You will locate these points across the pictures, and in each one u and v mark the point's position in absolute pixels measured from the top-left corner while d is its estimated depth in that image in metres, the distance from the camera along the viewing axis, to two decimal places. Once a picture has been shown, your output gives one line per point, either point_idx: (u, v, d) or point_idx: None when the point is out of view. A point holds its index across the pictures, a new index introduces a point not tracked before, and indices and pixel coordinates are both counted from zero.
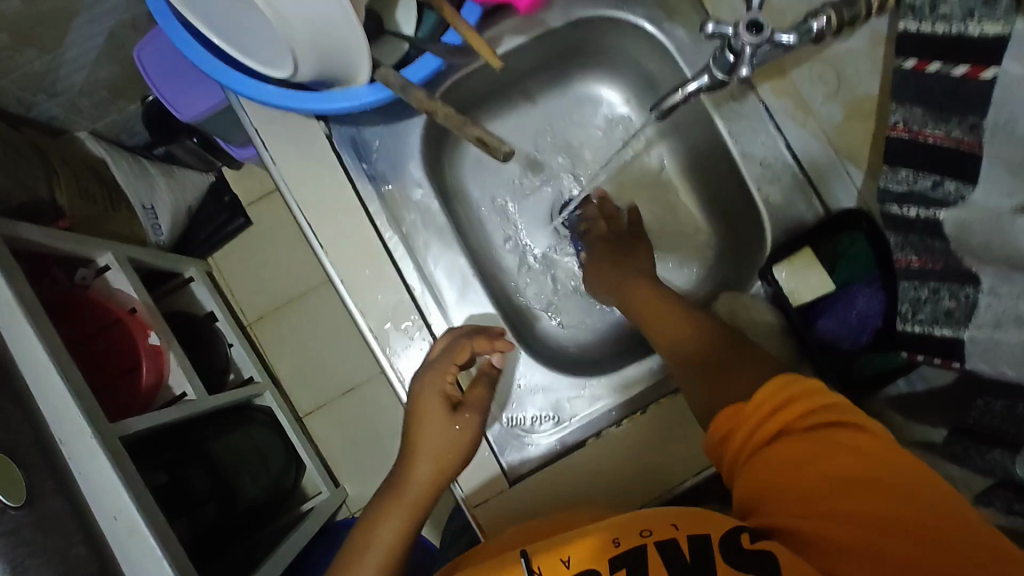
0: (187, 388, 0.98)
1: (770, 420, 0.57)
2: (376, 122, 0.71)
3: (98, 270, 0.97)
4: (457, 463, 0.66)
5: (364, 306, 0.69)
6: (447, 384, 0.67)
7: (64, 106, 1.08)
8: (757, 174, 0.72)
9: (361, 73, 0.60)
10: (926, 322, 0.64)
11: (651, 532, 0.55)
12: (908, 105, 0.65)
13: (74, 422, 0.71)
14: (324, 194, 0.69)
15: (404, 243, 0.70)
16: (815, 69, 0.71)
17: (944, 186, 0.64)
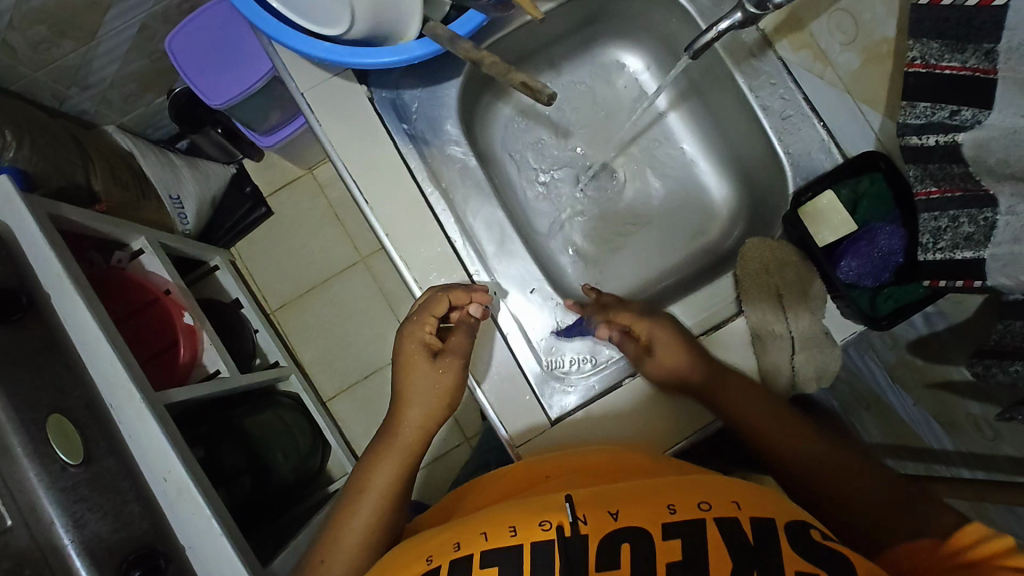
0: (220, 365, 1.01)
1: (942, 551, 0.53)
2: (416, 85, 0.73)
3: (133, 254, 1.00)
4: (444, 404, 0.71)
5: (409, 260, 0.70)
6: (426, 335, 0.71)
7: (94, 100, 1.12)
8: (776, 126, 0.72)
9: (411, 27, 0.62)
10: (947, 248, 0.57)
11: (711, 505, 0.55)
12: (926, 40, 0.57)
13: (122, 388, 0.74)
14: (368, 150, 0.70)
15: (444, 197, 0.72)
16: (835, 18, 0.71)
17: (962, 114, 0.55)
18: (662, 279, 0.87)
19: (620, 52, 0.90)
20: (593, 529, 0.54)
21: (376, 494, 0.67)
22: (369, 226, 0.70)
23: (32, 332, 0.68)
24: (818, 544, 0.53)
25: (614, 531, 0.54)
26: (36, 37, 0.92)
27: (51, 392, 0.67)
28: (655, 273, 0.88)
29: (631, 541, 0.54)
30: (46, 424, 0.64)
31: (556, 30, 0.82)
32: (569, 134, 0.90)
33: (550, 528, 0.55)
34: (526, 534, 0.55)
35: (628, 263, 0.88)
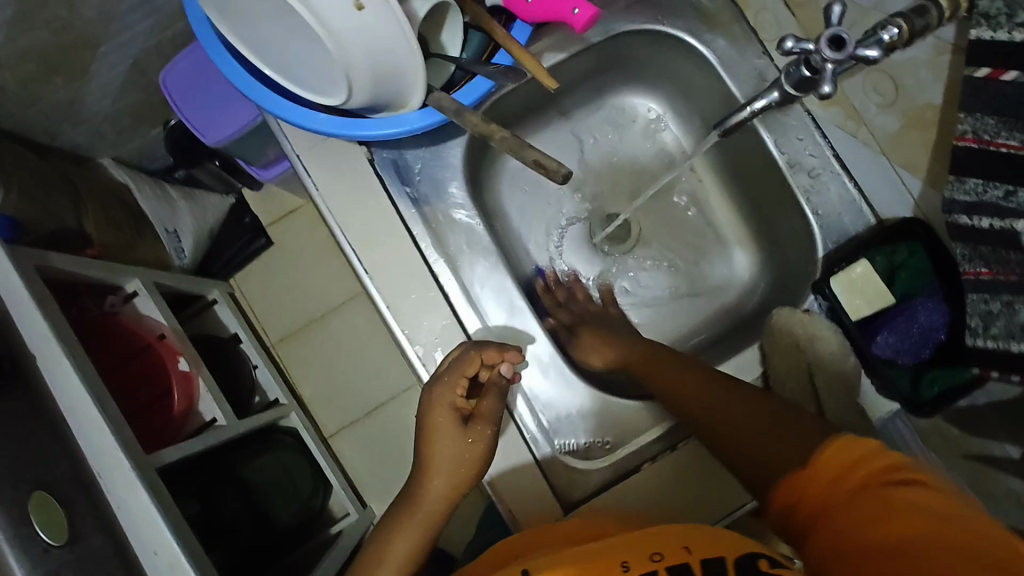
0: (216, 413, 0.97)
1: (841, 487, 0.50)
2: (418, 146, 0.72)
3: (126, 297, 0.96)
4: (471, 476, 0.65)
5: (411, 332, 0.69)
6: (457, 397, 0.66)
7: (88, 134, 1.08)
8: (801, 176, 0.72)
9: (413, 97, 0.57)
10: (999, 336, 0.64)
11: (657, 556, 0.52)
12: (979, 116, 0.65)
13: (110, 454, 0.70)
14: (366, 215, 0.69)
15: (449, 264, 0.71)
16: (873, 78, 0.71)
17: (1017, 196, 0.64)
18: (678, 341, 0.85)
19: (635, 97, 0.87)
20: None
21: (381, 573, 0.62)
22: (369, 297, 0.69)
23: (17, 402, 0.66)
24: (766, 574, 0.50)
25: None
26: (24, 76, 0.88)
27: (30, 466, 0.64)
28: (668, 332, 0.86)
29: None
30: (27, 500, 0.62)
31: (572, 75, 0.79)
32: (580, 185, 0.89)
33: None
34: None
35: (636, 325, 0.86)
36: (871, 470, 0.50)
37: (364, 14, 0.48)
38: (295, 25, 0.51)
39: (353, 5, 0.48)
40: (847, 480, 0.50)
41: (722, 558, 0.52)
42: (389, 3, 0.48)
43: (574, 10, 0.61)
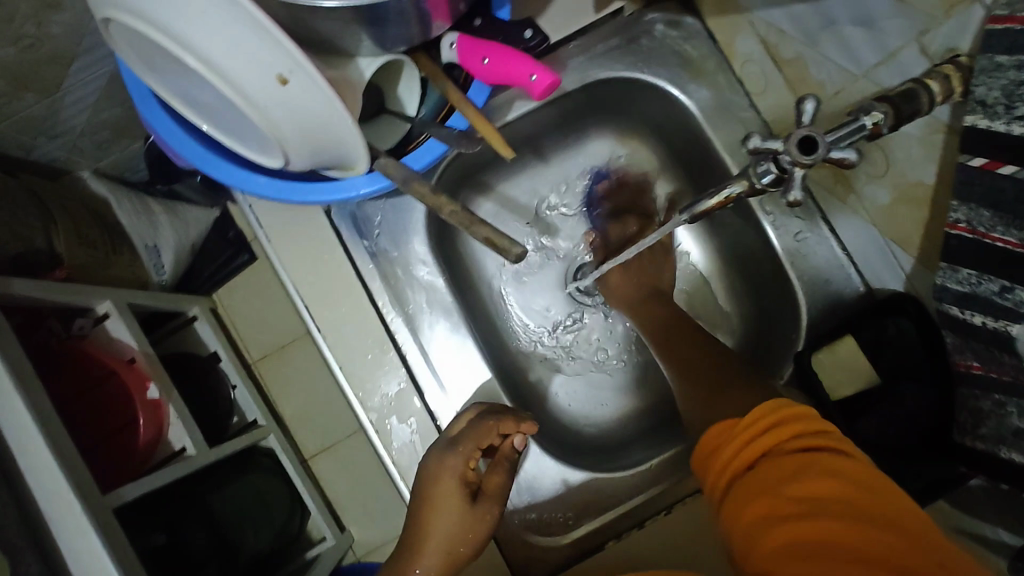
0: (186, 442, 0.93)
1: (758, 441, 0.54)
2: (379, 198, 0.72)
3: (97, 319, 0.93)
4: (466, 556, 0.62)
5: (365, 396, 0.70)
6: (468, 469, 0.64)
7: (65, 148, 1.04)
8: (779, 231, 0.73)
9: (360, 164, 0.51)
10: (990, 439, 0.61)
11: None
12: (974, 207, 0.61)
13: (63, 498, 0.67)
14: (321, 274, 0.70)
15: (408, 324, 0.72)
16: (868, 150, 0.69)
17: (1013, 293, 0.58)
18: (649, 394, 0.84)
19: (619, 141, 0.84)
20: None
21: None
22: (326, 362, 0.70)
23: None
24: None
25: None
26: None
27: None
28: (637, 382, 0.84)
29: None
30: None
31: (551, 119, 0.77)
32: (556, 231, 0.85)
33: None
34: None
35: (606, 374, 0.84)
36: (797, 428, 0.53)
37: (288, 87, 0.42)
38: (215, 92, 0.45)
39: (277, 78, 0.42)
40: (758, 437, 0.54)
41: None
42: (317, 79, 0.42)
43: (531, 76, 0.54)
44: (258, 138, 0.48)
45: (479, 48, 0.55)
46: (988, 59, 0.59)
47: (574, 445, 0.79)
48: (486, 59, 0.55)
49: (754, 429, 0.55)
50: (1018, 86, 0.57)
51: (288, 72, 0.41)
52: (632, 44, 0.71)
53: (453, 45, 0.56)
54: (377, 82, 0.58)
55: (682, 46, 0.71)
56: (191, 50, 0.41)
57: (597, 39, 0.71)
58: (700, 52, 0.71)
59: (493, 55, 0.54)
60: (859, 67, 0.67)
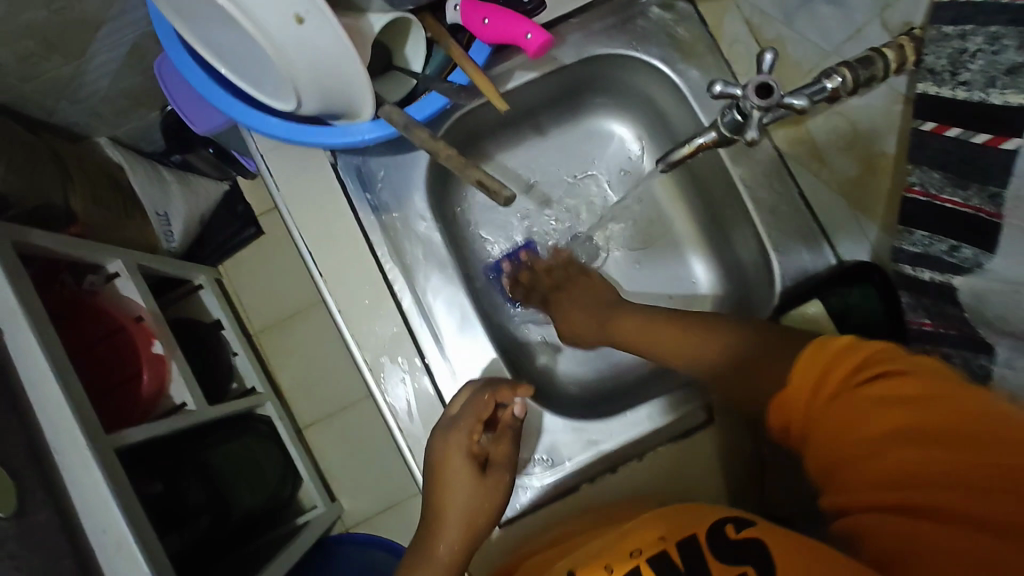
0: (187, 398, 0.97)
1: (830, 382, 0.44)
2: (384, 149, 0.63)
3: (107, 277, 0.96)
4: (489, 522, 0.56)
5: (357, 335, 0.61)
6: (474, 443, 0.57)
7: (85, 113, 1.07)
8: (772, 229, 0.65)
9: (364, 108, 0.53)
10: None
11: (642, 548, 0.51)
12: (925, 169, 0.57)
13: (69, 432, 0.70)
14: (319, 205, 0.62)
15: (404, 273, 0.62)
16: (830, 120, 0.64)
17: (961, 252, 0.55)
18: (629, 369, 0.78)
19: (612, 120, 0.79)
20: None
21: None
22: (320, 298, 0.62)
23: None
24: (734, 542, 0.48)
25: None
26: (24, 53, 0.86)
27: None
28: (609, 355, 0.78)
29: None
30: None
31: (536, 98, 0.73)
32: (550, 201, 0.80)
33: None
34: None
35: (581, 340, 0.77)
36: (865, 357, 0.44)
37: (302, 28, 0.45)
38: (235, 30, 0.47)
39: (295, 18, 0.45)
40: (828, 383, 0.44)
41: (695, 538, 0.50)
42: (331, 18, 0.45)
43: (526, 35, 0.55)
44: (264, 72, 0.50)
45: (480, 9, 0.57)
46: (936, 27, 0.54)
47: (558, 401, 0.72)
48: (486, 19, 0.56)
49: (824, 369, 0.44)
50: (964, 51, 0.53)
51: (306, 13, 0.44)
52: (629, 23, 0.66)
53: (457, 9, 0.58)
54: (386, 42, 0.58)
55: (674, 26, 0.66)
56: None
57: (595, 16, 0.66)
58: (693, 35, 0.65)
59: (494, 16, 0.56)
60: (830, 44, 0.63)
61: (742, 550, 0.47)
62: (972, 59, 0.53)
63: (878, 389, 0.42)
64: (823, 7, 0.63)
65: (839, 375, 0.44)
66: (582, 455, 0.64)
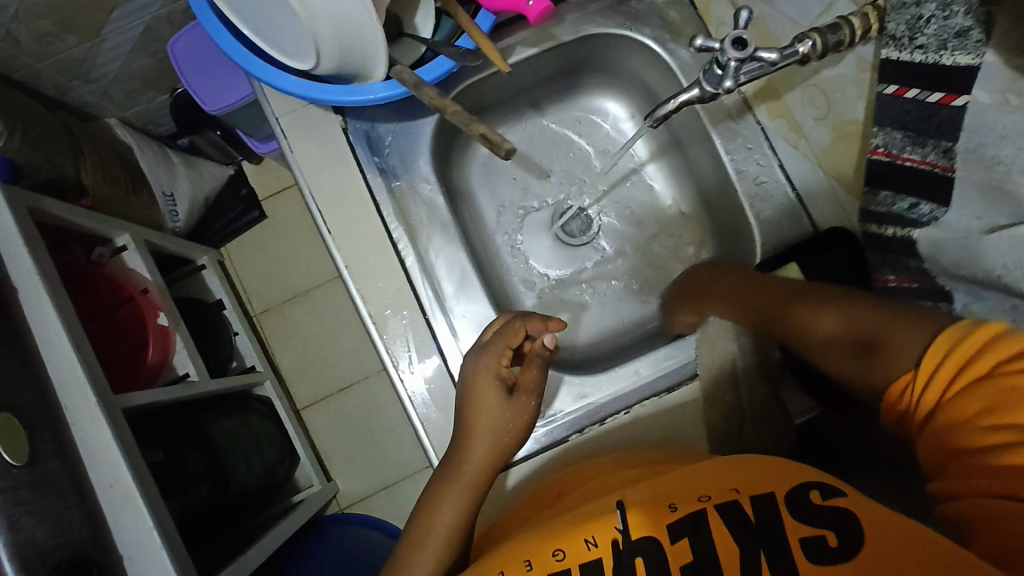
0: (189, 369, 1.00)
1: (968, 371, 0.36)
2: (391, 116, 0.61)
3: (115, 250, 0.99)
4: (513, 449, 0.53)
5: (362, 290, 0.59)
6: (503, 367, 0.54)
7: (96, 93, 1.10)
8: (752, 202, 0.60)
9: (377, 68, 0.48)
10: None
11: (711, 495, 0.41)
12: (889, 128, 0.44)
13: (77, 388, 0.64)
14: (325, 157, 0.60)
15: (409, 233, 0.60)
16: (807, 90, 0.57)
17: (920, 207, 0.43)
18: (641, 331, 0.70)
19: (606, 99, 0.72)
20: (605, 550, 0.41)
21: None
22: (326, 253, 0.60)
23: None
24: (820, 507, 0.38)
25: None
26: (40, 30, 0.89)
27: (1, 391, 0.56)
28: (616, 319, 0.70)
29: (643, 553, 0.40)
30: None
31: (538, 74, 0.68)
32: (546, 175, 0.73)
33: (595, 546, 0.42)
34: (574, 556, 0.42)
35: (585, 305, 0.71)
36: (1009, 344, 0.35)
37: None
38: None
39: None
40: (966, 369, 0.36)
41: (773, 497, 0.40)
42: None
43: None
44: (282, 25, 0.46)
45: None
46: None
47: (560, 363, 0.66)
48: None
49: (962, 355, 0.37)
50: (920, 18, 0.39)
51: None
52: (623, 3, 0.63)
53: None
54: (396, 11, 0.52)
55: (666, 9, 0.62)
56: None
57: None
58: (683, 17, 0.62)
59: None
60: (808, 20, 0.49)
61: (826, 514, 0.38)
62: (924, 24, 0.38)
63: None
64: None
65: (975, 369, 0.36)
66: (573, 407, 0.60)
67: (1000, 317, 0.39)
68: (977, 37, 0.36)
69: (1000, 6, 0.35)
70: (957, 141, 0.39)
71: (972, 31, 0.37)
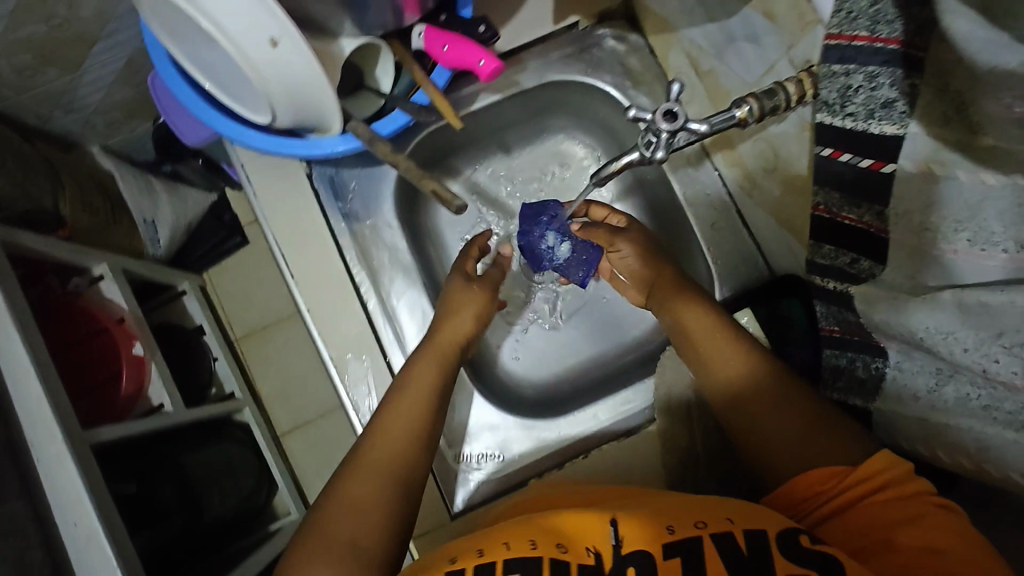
0: (165, 399, 0.95)
1: (865, 496, 0.41)
2: (356, 162, 0.62)
3: (91, 280, 0.94)
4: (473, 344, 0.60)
5: (324, 334, 0.60)
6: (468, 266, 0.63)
7: (79, 122, 1.06)
8: (711, 247, 0.62)
9: (333, 123, 0.48)
10: (843, 391, 0.49)
11: (708, 523, 0.42)
12: (827, 188, 0.45)
13: (44, 425, 0.59)
14: (288, 202, 0.61)
15: (371, 277, 0.61)
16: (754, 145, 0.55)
17: (860, 263, 0.45)
18: (596, 364, 0.73)
19: (568, 139, 0.73)
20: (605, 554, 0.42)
21: (343, 528, 0.44)
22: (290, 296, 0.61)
23: None
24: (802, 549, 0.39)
25: (520, 561, 0.41)
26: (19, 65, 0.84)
27: None
28: (574, 354, 0.73)
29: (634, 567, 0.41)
30: None
31: (505, 117, 0.69)
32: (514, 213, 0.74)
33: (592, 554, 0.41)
34: (575, 553, 0.42)
35: (543, 339, 0.74)
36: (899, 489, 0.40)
37: (276, 52, 0.41)
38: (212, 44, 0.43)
39: (268, 41, 0.41)
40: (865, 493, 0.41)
41: (765, 534, 0.41)
42: (302, 48, 0.41)
43: (478, 61, 0.49)
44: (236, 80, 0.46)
45: (439, 34, 0.50)
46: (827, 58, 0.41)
47: (512, 402, 0.68)
48: (446, 46, 0.50)
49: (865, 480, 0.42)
50: (848, 88, 0.40)
51: (279, 38, 0.40)
52: (585, 51, 0.64)
53: (420, 34, 0.51)
54: (356, 61, 0.53)
55: (627, 56, 0.64)
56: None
57: (554, 45, 0.64)
58: (643, 65, 0.64)
59: (452, 42, 0.49)
60: (751, 77, 0.51)
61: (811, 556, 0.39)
62: (852, 94, 0.40)
63: (938, 518, 0.39)
64: (746, 46, 0.50)
65: (884, 493, 0.41)
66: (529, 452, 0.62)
67: (921, 374, 0.41)
68: (901, 109, 0.37)
69: (922, 78, 0.36)
70: (888, 206, 0.41)
71: (897, 103, 0.38)
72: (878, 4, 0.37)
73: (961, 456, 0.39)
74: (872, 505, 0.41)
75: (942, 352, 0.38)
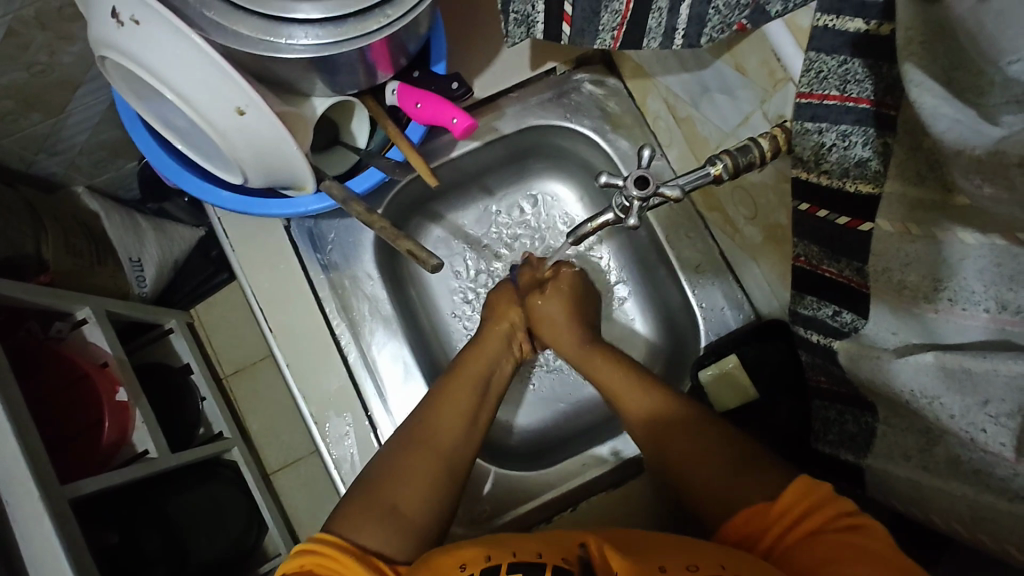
0: (150, 445, 0.80)
1: (794, 524, 0.43)
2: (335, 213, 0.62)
3: (75, 323, 0.80)
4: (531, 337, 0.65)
5: (304, 389, 0.59)
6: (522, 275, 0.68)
7: (64, 164, 0.86)
8: (698, 291, 0.61)
9: (306, 183, 0.48)
10: (835, 443, 0.48)
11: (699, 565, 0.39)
12: (804, 241, 0.44)
13: (19, 481, 0.53)
14: (266, 258, 0.60)
15: (352, 329, 0.61)
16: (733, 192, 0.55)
17: (843, 316, 0.43)
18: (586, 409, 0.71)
19: (554, 182, 0.73)
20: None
21: (383, 499, 0.50)
22: (269, 351, 0.60)
23: None
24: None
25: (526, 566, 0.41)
26: None
27: None
28: (564, 396, 0.72)
29: None
30: None
31: (485, 160, 0.68)
32: (497, 255, 0.73)
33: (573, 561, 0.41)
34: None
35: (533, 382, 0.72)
36: (825, 513, 0.42)
37: (242, 120, 0.42)
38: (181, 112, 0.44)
39: (234, 109, 0.41)
40: (794, 524, 0.43)
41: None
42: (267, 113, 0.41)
43: (451, 119, 0.49)
44: (206, 145, 0.47)
45: (412, 92, 0.50)
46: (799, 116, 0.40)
47: (500, 451, 0.67)
48: (419, 104, 0.50)
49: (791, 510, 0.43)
50: (821, 146, 0.40)
51: (245, 106, 0.41)
52: (564, 96, 0.64)
53: (393, 91, 0.51)
54: (331, 115, 0.53)
55: (606, 101, 0.64)
56: (135, 58, 0.40)
57: (533, 91, 0.63)
58: (622, 109, 0.63)
59: (426, 99, 0.49)
60: (727, 125, 0.51)
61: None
62: (826, 152, 0.39)
63: (851, 538, 0.40)
64: (721, 97, 0.51)
65: (810, 519, 0.42)
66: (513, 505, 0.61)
67: (909, 433, 0.40)
68: (874, 169, 0.37)
69: (894, 138, 0.36)
70: (867, 263, 0.40)
71: (870, 163, 0.38)
72: (846, 63, 0.37)
73: (956, 521, 0.38)
74: (800, 532, 0.42)
75: (931, 418, 0.36)
